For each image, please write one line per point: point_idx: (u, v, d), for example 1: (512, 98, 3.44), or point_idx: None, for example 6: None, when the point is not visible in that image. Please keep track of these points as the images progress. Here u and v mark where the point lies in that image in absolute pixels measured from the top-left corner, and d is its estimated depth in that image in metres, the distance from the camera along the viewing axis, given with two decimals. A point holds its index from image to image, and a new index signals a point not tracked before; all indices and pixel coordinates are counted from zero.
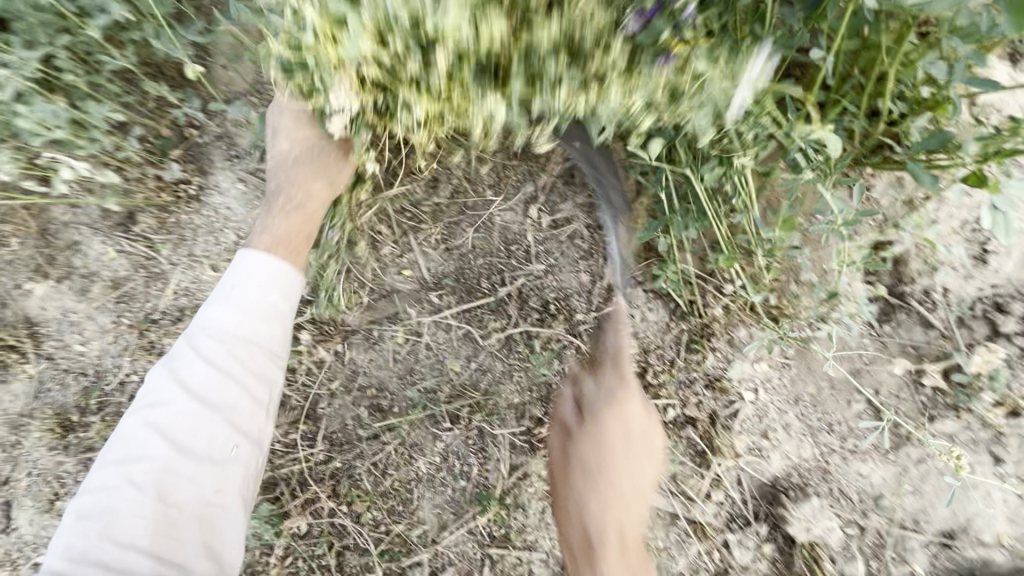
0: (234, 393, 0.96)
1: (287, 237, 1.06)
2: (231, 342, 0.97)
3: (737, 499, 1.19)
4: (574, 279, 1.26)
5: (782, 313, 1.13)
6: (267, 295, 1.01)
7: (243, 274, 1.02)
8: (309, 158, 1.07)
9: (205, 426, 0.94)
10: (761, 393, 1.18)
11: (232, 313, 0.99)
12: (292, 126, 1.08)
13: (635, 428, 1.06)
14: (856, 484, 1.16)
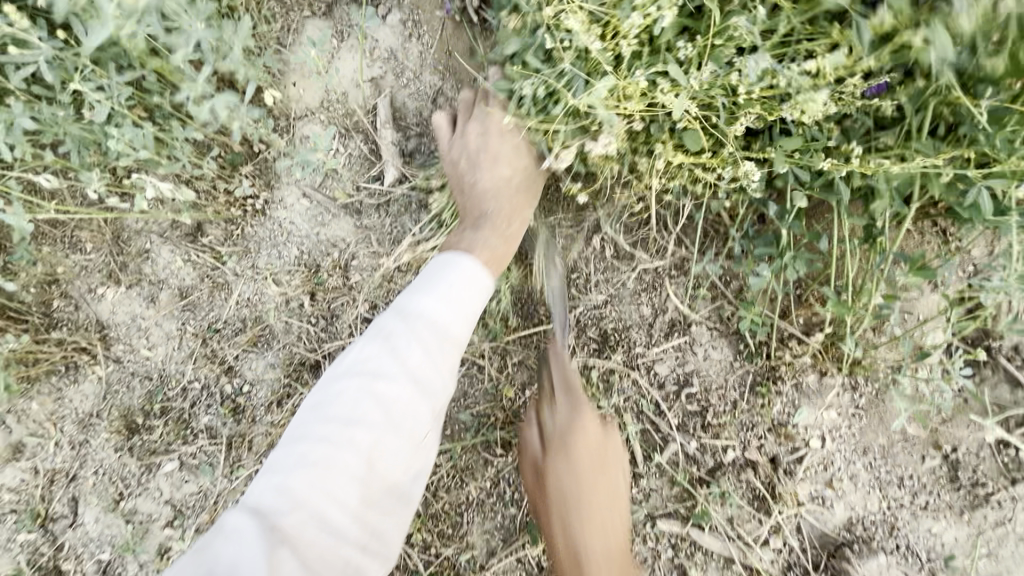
0: (405, 402, 0.91)
1: (499, 256, 1.08)
2: (437, 337, 0.95)
3: (796, 549, 1.16)
4: (634, 311, 1.23)
5: (856, 361, 1.10)
6: (474, 291, 1.01)
7: (449, 275, 1.01)
8: (519, 181, 1.11)
9: (401, 413, 0.91)
10: (827, 441, 1.14)
11: (429, 306, 0.97)
12: (509, 151, 1.10)
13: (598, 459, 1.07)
14: (926, 543, 1.11)
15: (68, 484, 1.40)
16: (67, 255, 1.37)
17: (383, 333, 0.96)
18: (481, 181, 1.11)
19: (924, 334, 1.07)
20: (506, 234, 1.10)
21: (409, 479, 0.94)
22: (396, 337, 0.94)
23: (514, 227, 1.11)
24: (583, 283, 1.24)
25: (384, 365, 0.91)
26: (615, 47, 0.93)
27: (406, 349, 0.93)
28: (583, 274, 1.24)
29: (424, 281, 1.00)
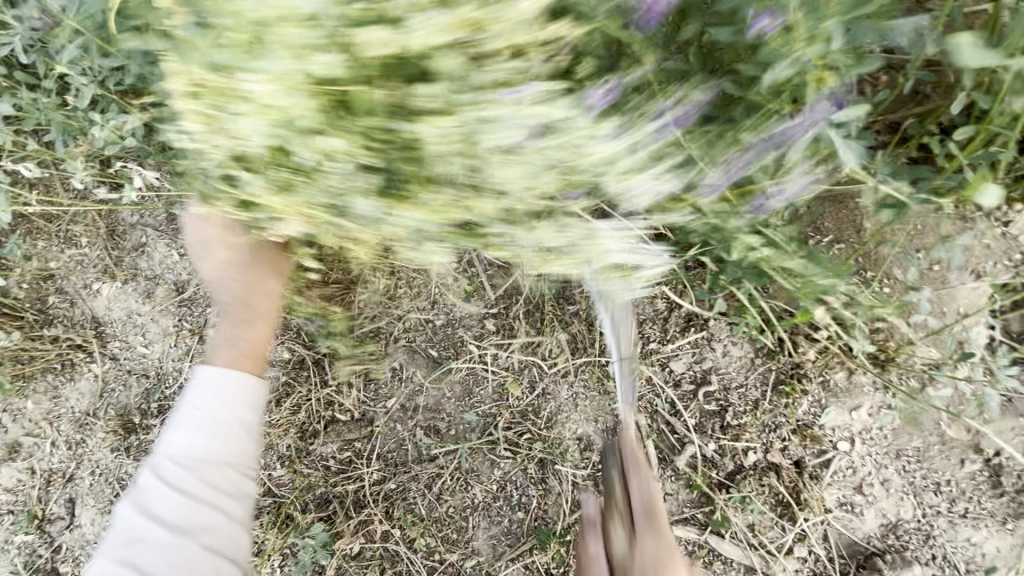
0: (210, 514, 0.82)
1: (248, 350, 0.92)
2: (210, 457, 0.84)
3: (823, 558, 1.08)
4: (648, 305, 1.16)
5: (889, 358, 1.02)
6: (234, 391, 0.89)
7: (194, 393, 0.87)
8: (250, 260, 0.96)
9: (198, 512, 0.81)
10: (857, 444, 1.06)
11: (192, 428, 0.84)
12: (223, 237, 0.96)
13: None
14: (965, 553, 1.03)
15: (65, 485, 1.37)
16: (61, 250, 1.34)
17: (152, 460, 0.84)
18: (208, 267, 0.97)
19: (962, 328, 0.98)
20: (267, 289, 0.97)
21: (239, 540, 0.85)
22: (196, 431, 0.84)
23: (257, 303, 0.96)
24: None
25: (191, 461, 0.83)
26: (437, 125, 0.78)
27: (190, 448, 0.83)
28: None
29: (177, 416, 0.85)
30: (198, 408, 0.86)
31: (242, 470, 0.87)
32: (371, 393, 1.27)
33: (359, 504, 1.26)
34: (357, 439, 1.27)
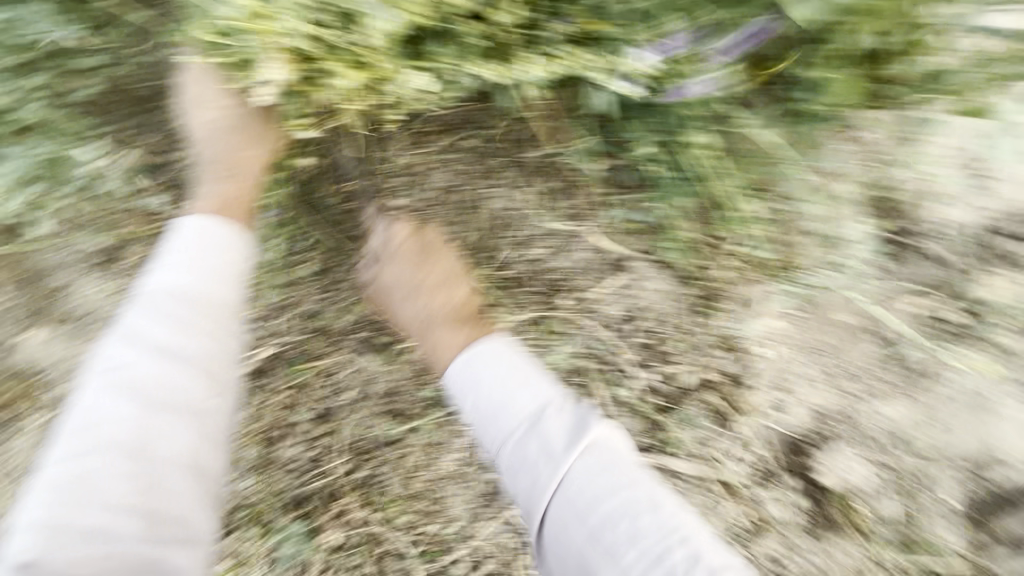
0: (195, 342, 0.83)
1: (231, 201, 1.03)
2: (168, 366, 0.80)
3: (766, 456, 1.19)
4: (575, 258, 1.25)
5: (788, 264, 1.14)
6: (214, 240, 0.96)
7: (183, 238, 0.95)
8: (229, 123, 1.06)
9: (122, 420, 0.75)
10: (776, 348, 1.17)
11: (177, 322, 0.84)
12: (210, 94, 1.06)
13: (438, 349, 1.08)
14: (883, 427, 1.14)
15: None
16: None
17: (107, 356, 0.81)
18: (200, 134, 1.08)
19: (841, 227, 1.11)
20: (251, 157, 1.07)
21: (208, 457, 0.80)
22: (173, 328, 0.83)
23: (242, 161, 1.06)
24: (521, 240, 1.27)
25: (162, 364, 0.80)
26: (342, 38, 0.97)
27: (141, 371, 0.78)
28: (523, 228, 1.26)
29: (168, 254, 0.92)
30: (183, 275, 0.89)
31: (213, 386, 0.83)
32: (329, 388, 1.31)
33: (334, 496, 1.28)
34: (323, 434, 1.30)
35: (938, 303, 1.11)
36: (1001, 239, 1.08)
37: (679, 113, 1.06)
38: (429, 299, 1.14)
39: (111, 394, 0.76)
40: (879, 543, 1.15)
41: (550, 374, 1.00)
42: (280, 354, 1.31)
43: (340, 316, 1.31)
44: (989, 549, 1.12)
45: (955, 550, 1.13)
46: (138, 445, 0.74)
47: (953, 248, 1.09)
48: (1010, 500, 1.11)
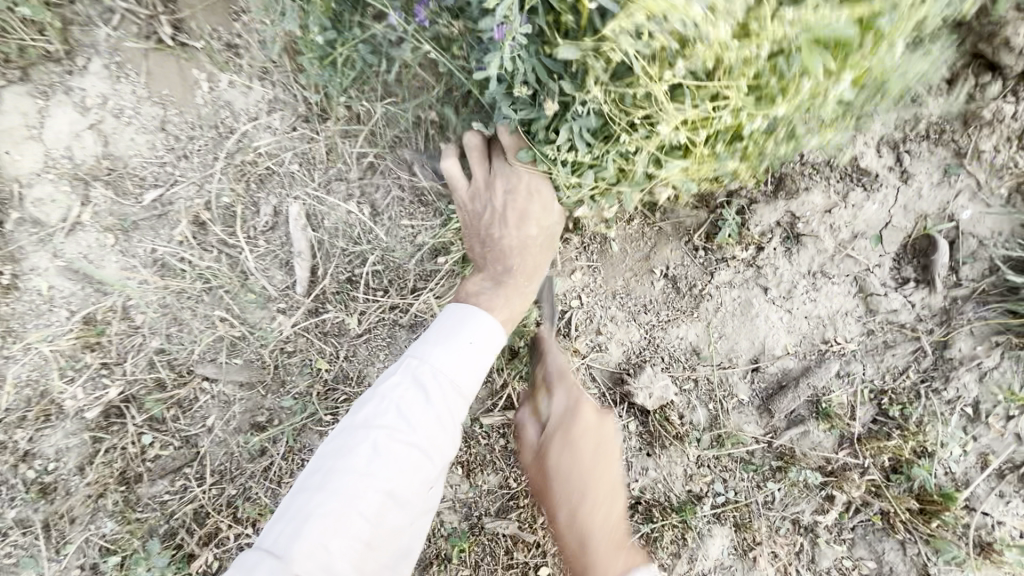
0: (448, 426, 1.04)
1: (510, 307, 1.22)
2: (449, 385, 1.06)
3: (596, 394, 1.38)
4: (405, 251, 1.40)
5: (575, 226, 1.35)
6: (494, 338, 1.14)
7: (468, 331, 1.11)
8: (540, 239, 1.28)
9: (433, 442, 1.02)
10: (584, 298, 1.38)
11: (446, 351, 1.08)
12: (540, 212, 1.27)
13: (527, 262, 1.28)
14: (679, 346, 1.36)
15: None
16: None
17: (411, 373, 1.06)
18: (507, 231, 1.27)
19: None
20: (523, 291, 1.27)
21: (387, 512, 0.96)
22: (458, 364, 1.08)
23: (516, 302, 1.24)
24: (355, 244, 1.41)
25: (448, 389, 1.05)
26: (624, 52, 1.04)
27: (446, 367, 1.06)
28: (360, 230, 1.41)
29: (440, 331, 1.10)
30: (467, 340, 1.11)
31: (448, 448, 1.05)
32: (187, 418, 1.37)
33: (203, 518, 1.36)
34: (188, 463, 1.37)
35: (699, 234, 1.33)
36: None
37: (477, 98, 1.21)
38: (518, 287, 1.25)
39: (388, 454, 0.98)
40: (695, 444, 1.35)
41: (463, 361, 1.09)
42: (130, 395, 1.37)
43: (187, 347, 1.39)
44: (782, 432, 1.33)
45: (754, 437, 1.33)
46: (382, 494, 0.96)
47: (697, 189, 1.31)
48: (786, 387, 1.33)
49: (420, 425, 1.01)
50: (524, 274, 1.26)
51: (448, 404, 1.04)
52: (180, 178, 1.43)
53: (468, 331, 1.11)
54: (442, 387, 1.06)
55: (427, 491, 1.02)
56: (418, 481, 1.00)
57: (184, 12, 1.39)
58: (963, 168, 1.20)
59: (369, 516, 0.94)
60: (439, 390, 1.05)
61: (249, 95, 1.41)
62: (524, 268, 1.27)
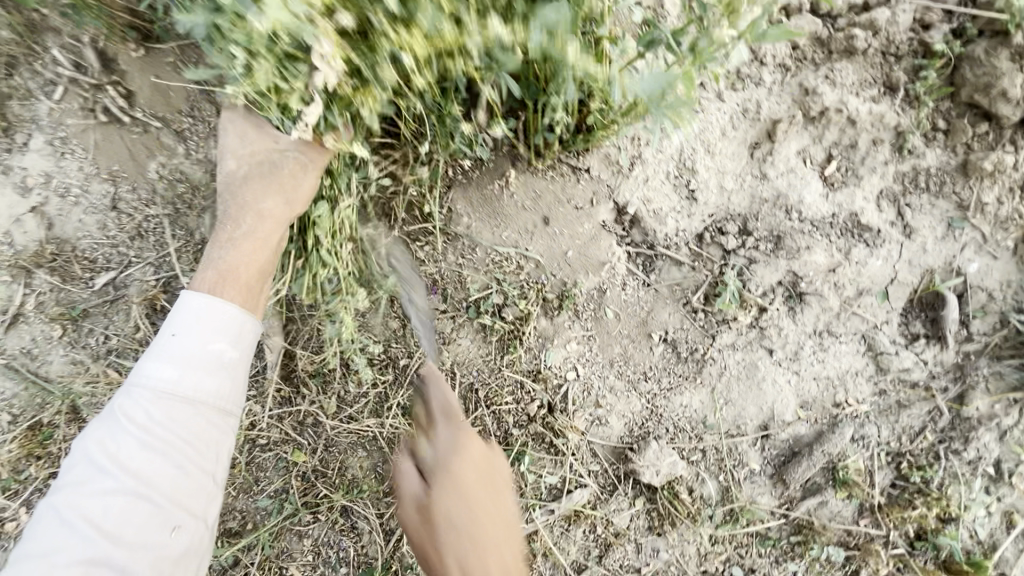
0: (178, 449, 0.94)
1: (236, 274, 1.03)
2: (175, 397, 0.94)
3: (599, 470, 1.27)
4: (386, 328, 1.27)
5: (568, 294, 1.26)
6: (218, 329, 0.98)
7: (180, 321, 0.98)
8: (243, 174, 1.06)
9: (151, 470, 0.91)
10: (581, 369, 1.27)
11: (168, 363, 0.95)
12: (237, 142, 1.06)
13: (257, 229, 1.05)
14: (684, 416, 1.28)
15: None
16: None
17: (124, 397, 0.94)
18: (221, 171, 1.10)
19: (597, 248, 1.25)
20: (262, 239, 1.06)
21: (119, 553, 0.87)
22: (179, 368, 0.95)
23: (236, 254, 1.04)
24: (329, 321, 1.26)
25: (164, 403, 0.93)
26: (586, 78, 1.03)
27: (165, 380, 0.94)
28: None
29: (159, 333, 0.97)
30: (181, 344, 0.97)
31: (199, 468, 0.96)
32: None
33: None
34: None
35: (699, 293, 1.25)
36: (726, 234, 1.22)
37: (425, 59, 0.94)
38: (233, 243, 1.05)
39: (91, 499, 0.88)
40: (708, 522, 1.25)
41: (210, 366, 0.98)
42: None
43: None
44: (799, 503, 1.24)
45: (769, 510, 1.25)
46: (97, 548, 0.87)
47: (692, 250, 1.24)
48: (798, 454, 1.25)
49: (145, 445, 0.92)
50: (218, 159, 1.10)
51: (180, 414, 0.94)
52: (135, 260, 1.31)
53: (185, 321, 0.97)
54: (152, 411, 0.93)
55: (155, 535, 0.90)
56: (155, 502, 0.91)
57: (135, 83, 1.26)
58: (967, 221, 1.15)
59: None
60: (155, 415, 0.93)
61: (208, 168, 1.30)
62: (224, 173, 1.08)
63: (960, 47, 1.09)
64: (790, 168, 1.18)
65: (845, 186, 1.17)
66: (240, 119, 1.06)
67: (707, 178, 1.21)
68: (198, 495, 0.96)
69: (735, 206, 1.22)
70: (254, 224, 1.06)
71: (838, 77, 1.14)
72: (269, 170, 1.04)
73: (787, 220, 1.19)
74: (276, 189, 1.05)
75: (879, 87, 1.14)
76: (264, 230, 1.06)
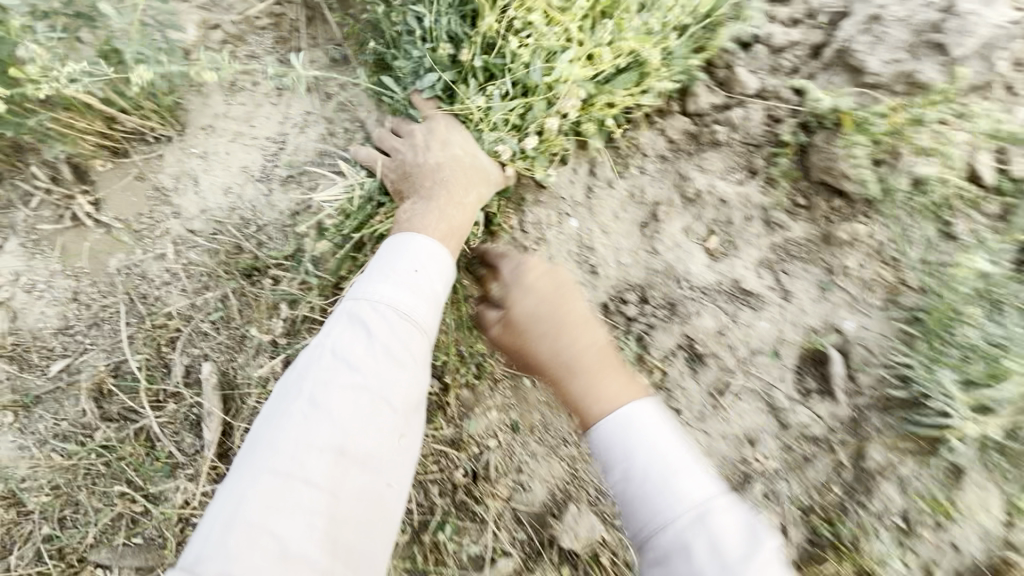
0: (391, 370, 0.91)
1: (450, 229, 1.14)
2: (397, 312, 0.94)
3: (524, 537, 1.30)
4: None
5: (483, 365, 1.36)
6: (432, 262, 1.04)
7: (397, 257, 1.02)
8: (457, 156, 1.21)
9: (382, 378, 0.90)
10: (501, 436, 1.34)
11: (382, 282, 0.97)
12: (447, 133, 1.23)
13: (454, 199, 1.18)
14: (605, 478, 1.32)
15: None
16: None
17: (351, 311, 0.94)
18: (409, 153, 1.24)
19: None
20: (461, 200, 1.18)
21: (343, 479, 0.83)
22: (396, 287, 0.96)
23: (453, 213, 1.16)
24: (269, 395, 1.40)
25: (391, 315, 0.94)
26: (549, 94, 1.22)
27: (396, 302, 0.95)
28: (272, 380, 1.40)
29: (377, 263, 1.01)
30: (398, 267, 1.00)
31: (407, 390, 0.92)
32: None
33: None
34: None
35: None
36: (628, 303, 1.34)
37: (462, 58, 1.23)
38: (426, 211, 1.15)
39: (308, 414, 0.84)
40: None
41: (441, 287, 1.03)
42: None
43: (82, 532, 1.34)
44: None
45: None
46: (336, 462, 0.83)
47: (599, 318, 1.35)
48: None
49: (364, 358, 0.89)
50: (416, 155, 1.23)
51: (392, 332, 0.92)
52: (90, 346, 1.42)
53: (401, 255, 1.02)
54: (391, 317, 0.94)
55: (377, 436, 0.87)
56: (371, 420, 0.87)
57: (104, 190, 1.44)
58: (835, 284, 1.28)
59: (320, 484, 0.81)
60: (395, 325, 0.93)
61: (163, 261, 1.44)
62: (425, 148, 1.22)
63: (803, 137, 1.27)
64: (676, 243, 1.33)
65: (726, 256, 1.31)
66: (446, 124, 1.25)
67: (605, 254, 1.35)
68: (408, 422, 0.92)
69: (635, 277, 1.35)
70: (450, 193, 1.18)
71: (707, 166, 1.33)
72: (480, 161, 1.24)
73: (678, 290, 1.32)
74: (466, 177, 1.21)
75: (743, 172, 1.32)
76: (464, 198, 1.19)
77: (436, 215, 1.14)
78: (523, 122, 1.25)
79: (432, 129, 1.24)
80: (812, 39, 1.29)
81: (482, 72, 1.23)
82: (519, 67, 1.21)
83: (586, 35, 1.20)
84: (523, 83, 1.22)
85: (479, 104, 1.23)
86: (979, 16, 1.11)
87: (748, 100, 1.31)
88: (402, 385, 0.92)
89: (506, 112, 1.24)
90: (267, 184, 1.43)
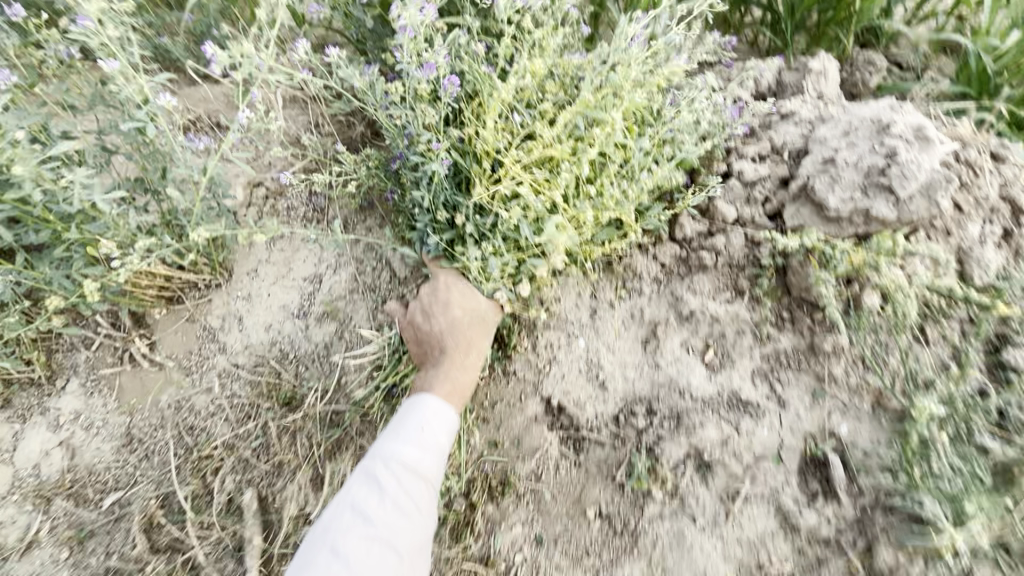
0: (399, 520, 1.13)
1: (458, 390, 1.32)
2: (406, 469, 1.18)
3: None
4: None
5: (506, 479, 1.46)
6: (442, 419, 1.26)
7: (412, 415, 1.25)
8: (462, 315, 1.39)
9: (392, 528, 1.12)
10: (527, 551, 1.42)
11: (398, 441, 1.21)
12: (455, 293, 1.42)
13: (459, 361, 1.35)
14: None
15: None
16: None
17: (366, 471, 1.18)
18: (418, 315, 1.42)
19: (530, 436, 1.48)
20: (464, 361, 1.35)
21: None
22: (408, 446, 1.20)
23: (457, 375, 1.33)
24: (306, 518, 1.49)
25: (402, 472, 1.17)
26: (534, 250, 1.44)
27: (407, 459, 1.18)
28: (307, 504, 1.49)
29: (390, 427, 1.24)
30: (412, 427, 1.23)
31: (412, 538, 1.14)
32: None
33: None
34: None
35: (620, 471, 1.44)
36: (636, 415, 1.45)
37: (468, 217, 1.46)
38: (433, 375, 1.32)
39: (330, 561, 1.06)
40: None
41: (447, 442, 1.26)
42: None
43: None
44: None
45: None
46: None
47: (610, 430, 1.46)
48: None
49: (378, 511, 1.12)
50: (424, 317, 1.41)
51: (402, 488, 1.16)
52: (140, 479, 1.54)
53: (414, 415, 1.25)
54: (401, 476, 1.17)
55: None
56: (378, 568, 1.08)
57: (159, 333, 1.61)
58: (826, 391, 1.39)
59: None
60: (404, 483, 1.17)
61: (209, 394, 1.58)
62: (430, 310, 1.41)
63: (780, 259, 1.43)
64: (676, 358, 1.46)
65: (723, 368, 1.44)
66: (452, 284, 1.44)
67: (613, 370, 1.49)
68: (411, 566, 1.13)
69: (641, 390, 1.47)
70: (454, 357, 1.34)
71: (697, 287, 1.49)
72: (483, 317, 1.41)
73: (682, 402, 1.44)
74: (467, 340, 1.37)
75: (730, 292, 1.47)
76: (466, 358, 1.35)
77: (442, 378, 1.31)
78: (512, 272, 1.46)
79: (438, 290, 1.43)
80: (779, 173, 1.49)
81: (480, 230, 1.47)
82: (514, 230, 1.44)
83: (570, 194, 1.45)
84: (514, 241, 1.45)
85: (476, 257, 1.43)
86: (919, 164, 1.27)
87: (727, 228, 1.49)
88: (409, 535, 1.14)
89: (501, 267, 1.44)
90: (303, 320, 1.60)
